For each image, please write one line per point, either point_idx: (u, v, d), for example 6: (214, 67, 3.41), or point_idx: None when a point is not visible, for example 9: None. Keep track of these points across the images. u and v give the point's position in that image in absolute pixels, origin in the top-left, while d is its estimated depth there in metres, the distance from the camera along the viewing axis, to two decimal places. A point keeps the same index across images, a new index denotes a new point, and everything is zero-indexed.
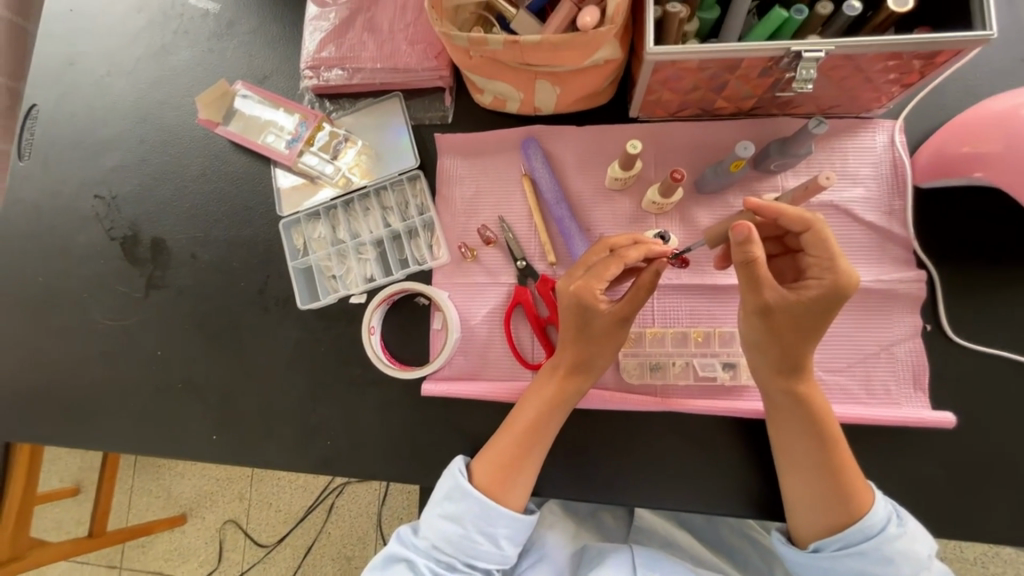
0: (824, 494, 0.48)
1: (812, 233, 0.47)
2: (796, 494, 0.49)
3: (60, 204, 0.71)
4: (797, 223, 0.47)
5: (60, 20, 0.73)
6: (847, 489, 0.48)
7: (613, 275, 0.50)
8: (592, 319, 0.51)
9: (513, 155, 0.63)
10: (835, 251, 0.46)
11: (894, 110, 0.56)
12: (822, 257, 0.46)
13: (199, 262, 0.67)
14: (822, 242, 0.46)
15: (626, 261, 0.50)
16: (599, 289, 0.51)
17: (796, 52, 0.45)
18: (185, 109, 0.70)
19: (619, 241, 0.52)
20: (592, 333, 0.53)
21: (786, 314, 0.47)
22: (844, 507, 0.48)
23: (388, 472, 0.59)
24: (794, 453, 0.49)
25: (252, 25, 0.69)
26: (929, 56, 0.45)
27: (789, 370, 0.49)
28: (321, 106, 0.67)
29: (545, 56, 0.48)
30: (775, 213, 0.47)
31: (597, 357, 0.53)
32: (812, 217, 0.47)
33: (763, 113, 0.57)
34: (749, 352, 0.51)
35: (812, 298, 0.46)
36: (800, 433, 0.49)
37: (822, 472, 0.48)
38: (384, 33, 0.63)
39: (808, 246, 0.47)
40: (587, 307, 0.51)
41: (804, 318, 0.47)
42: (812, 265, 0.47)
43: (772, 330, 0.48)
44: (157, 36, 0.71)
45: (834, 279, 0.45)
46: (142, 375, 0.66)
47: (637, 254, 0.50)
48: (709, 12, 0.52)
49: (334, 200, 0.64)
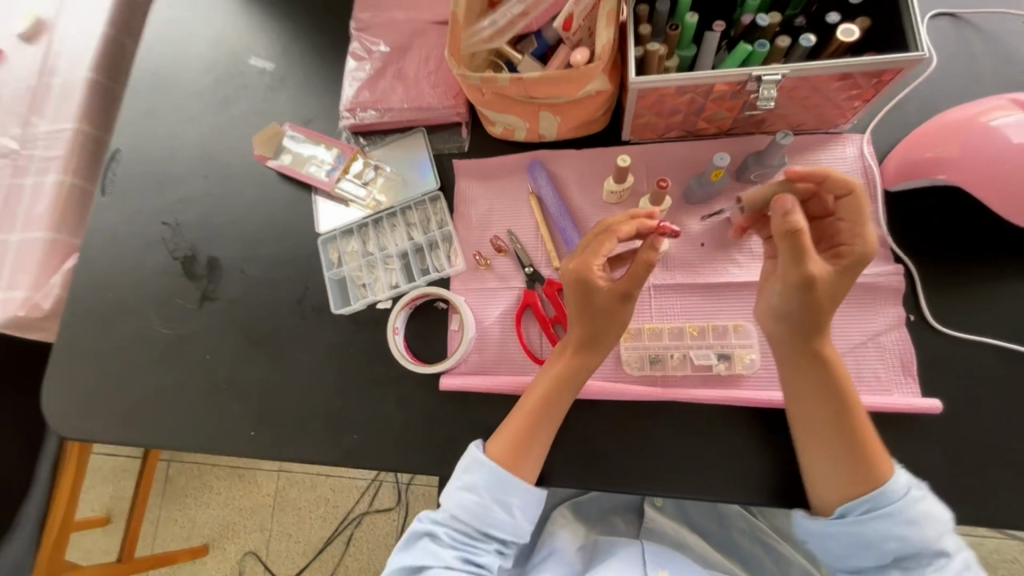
0: (847, 459, 0.51)
1: (852, 197, 0.51)
2: (816, 459, 0.52)
3: (133, 230, 0.82)
4: (839, 187, 0.52)
5: (145, 81, 0.88)
6: (868, 451, 0.51)
7: (608, 250, 0.56)
8: (595, 295, 0.56)
9: (522, 177, 0.71)
10: (866, 218, 0.51)
11: (860, 125, 0.62)
12: (855, 223, 0.51)
13: (247, 276, 0.76)
14: (859, 207, 0.51)
15: (618, 234, 0.55)
16: (597, 265, 0.56)
17: (757, 76, 0.53)
18: (241, 148, 0.82)
19: (617, 220, 0.56)
20: (597, 310, 0.56)
21: (823, 282, 0.50)
22: (865, 471, 0.51)
23: (409, 463, 0.63)
24: (813, 417, 0.52)
25: (300, 78, 0.82)
26: (878, 74, 0.52)
27: (809, 336, 0.52)
28: (356, 141, 0.78)
29: (545, 90, 0.57)
30: (816, 181, 0.52)
31: (605, 333, 0.57)
32: (851, 183, 0.51)
33: (741, 132, 0.64)
34: (778, 322, 0.54)
35: (845, 264, 0.50)
36: (818, 398, 0.52)
37: (843, 437, 0.51)
38: (411, 80, 0.74)
39: (845, 212, 0.52)
40: (588, 284, 0.56)
41: (836, 288, 0.51)
42: (845, 231, 0.52)
43: (808, 301, 0.51)
44: (221, 90, 0.85)
45: (866, 244, 0.50)
46: (190, 378, 0.73)
47: (631, 229, 0.55)
48: (687, 50, 0.60)
49: (365, 219, 0.73)
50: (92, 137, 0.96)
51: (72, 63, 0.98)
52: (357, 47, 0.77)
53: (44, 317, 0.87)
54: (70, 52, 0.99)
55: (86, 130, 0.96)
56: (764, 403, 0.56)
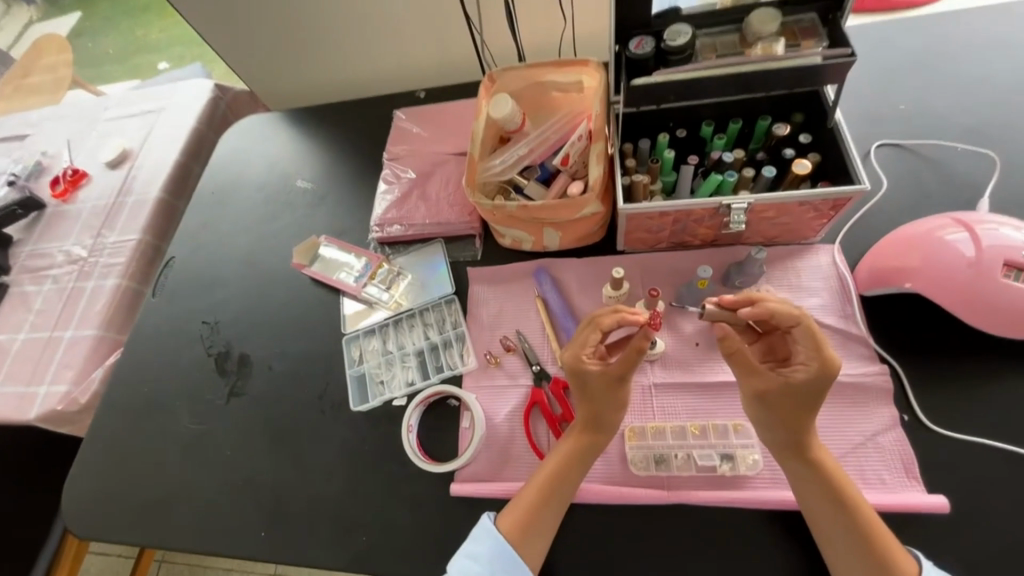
0: (870, 561, 0.49)
1: (801, 328, 0.54)
2: (841, 564, 0.50)
3: (176, 329, 0.90)
4: (788, 319, 0.55)
5: (206, 200, 1.03)
6: (887, 551, 0.50)
7: (594, 340, 0.61)
8: (590, 380, 0.60)
9: (528, 281, 0.79)
10: (820, 342, 0.53)
11: (830, 237, 0.70)
12: (809, 349, 0.54)
13: (275, 372, 0.81)
14: (812, 335, 0.54)
15: (603, 325, 0.60)
16: (586, 353, 0.61)
17: (727, 204, 0.62)
18: (281, 256, 0.93)
19: (602, 313, 0.61)
20: (596, 394, 0.60)
21: (784, 395, 0.54)
22: (893, 572, 0.49)
23: (417, 569, 0.63)
24: (823, 523, 0.52)
25: (338, 197, 0.95)
26: (831, 202, 0.61)
27: (800, 441, 0.54)
28: (382, 250, 0.88)
29: (546, 213, 0.67)
30: (767, 312, 0.55)
31: (607, 416, 0.60)
32: (800, 314, 0.55)
33: (723, 243, 0.72)
34: (762, 429, 0.57)
35: (803, 379, 0.53)
36: (822, 505, 0.52)
37: (858, 540, 0.50)
38: (432, 200, 0.86)
39: (800, 339, 0.54)
40: (581, 372, 0.60)
41: (805, 396, 0.54)
42: (801, 353, 0.55)
43: (777, 409, 0.55)
44: (269, 207, 0.99)
45: (823, 364, 0.53)
46: (212, 474, 0.76)
47: (613, 321, 0.60)
48: (669, 175, 0.70)
49: (386, 320, 0.81)
50: (152, 246, 1.10)
51: (145, 185, 1.15)
52: (388, 173, 0.91)
53: (81, 410, 0.92)
54: (146, 176, 1.17)
55: (148, 239, 1.10)
56: (772, 505, 0.57)
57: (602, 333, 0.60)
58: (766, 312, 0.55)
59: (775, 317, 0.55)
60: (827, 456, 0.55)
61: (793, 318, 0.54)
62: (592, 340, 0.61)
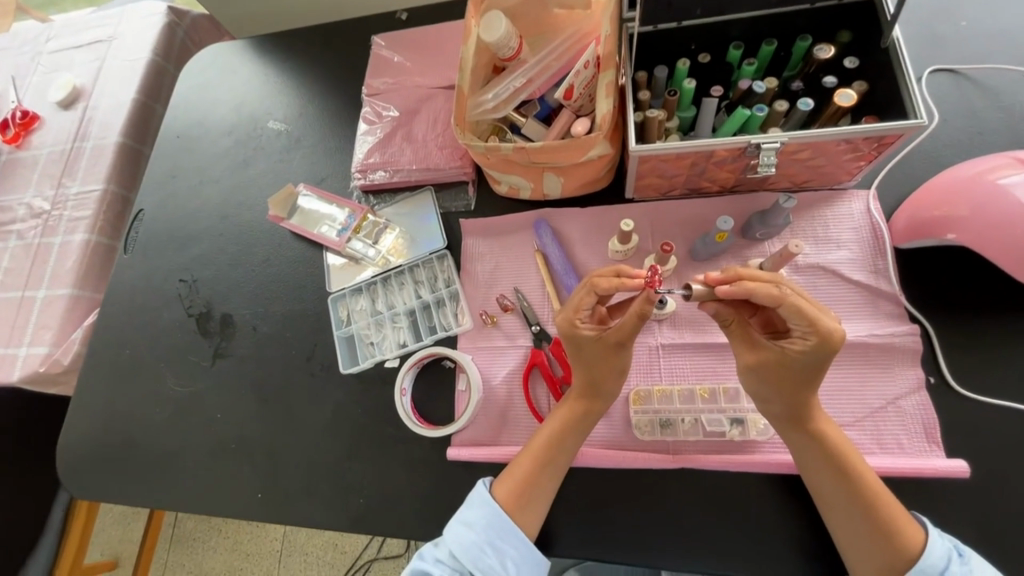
0: (874, 531, 0.47)
1: (784, 307, 0.47)
2: (844, 534, 0.48)
3: (150, 287, 0.84)
4: (767, 299, 0.47)
5: (170, 144, 0.93)
6: (892, 523, 0.47)
7: (589, 304, 0.54)
8: (586, 345, 0.55)
9: (527, 234, 0.72)
10: (813, 318, 0.46)
11: (864, 182, 0.63)
12: (802, 324, 0.47)
13: (258, 333, 0.76)
14: (796, 309, 0.46)
15: (597, 290, 0.53)
16: (580, 317, 0.55)
17: (757, 144, 0.54)
18: (257, 207, 0.85)
19: (603, 272, 0.54)
20: (592, 361, 0.56)
21: (777, 368, 0.50)
22: (898, 542, 0.47)
23: (416, 530, 0.62)
24: (824, 493, 0.49)
25: (315, 139, 0.86)
26: (879, 139, 0.52)
27: (801, 412, 0.51)
28: (366, 200, 0.80)
29: (548, 156, 0.59)
30: (744, 292, 0.47)
31: (607, 384, 0.57)
32: (779, 294, 0.47)
33: (744, 190, 0.65)
34: (761, 400, 0.53)
35: (798, 351, 0.48)
36: (824, 476, 0.49)
37: (861, 511, 0.48)
38: (419, 142, 0.77)
39: (787, 316, 0.47)
40: (575, 336, 0.55)
41: (805, 369, 0.48)
42: (795, 328, 0.48)
43: (772, 382, 0.51)
44: (240, 152, 0.89)
45: (819, 338, 0.46)
46: (199, 438, 0.72)
47: (610, 285, 0.52)
48: (687, 111, 0.62)
49: (373, 278, 0.75)
50: (119, 197, 1.02)
51: (104, 128, 1.04)
52: (369, 111, 0.81)
53: (65, 372, 0.89)
54: (103, 117, 1.05)
55: (114, 190, 1.01)
56: (782, 469, 0.54)
57: (598, 297, 0.54)
58: (742, 293, 0.48)
59: (752, 298, 0.48)
60: (832, 427, 0.52)
61: (770, 299, 0.47)
62: (585, 305, 0.54)
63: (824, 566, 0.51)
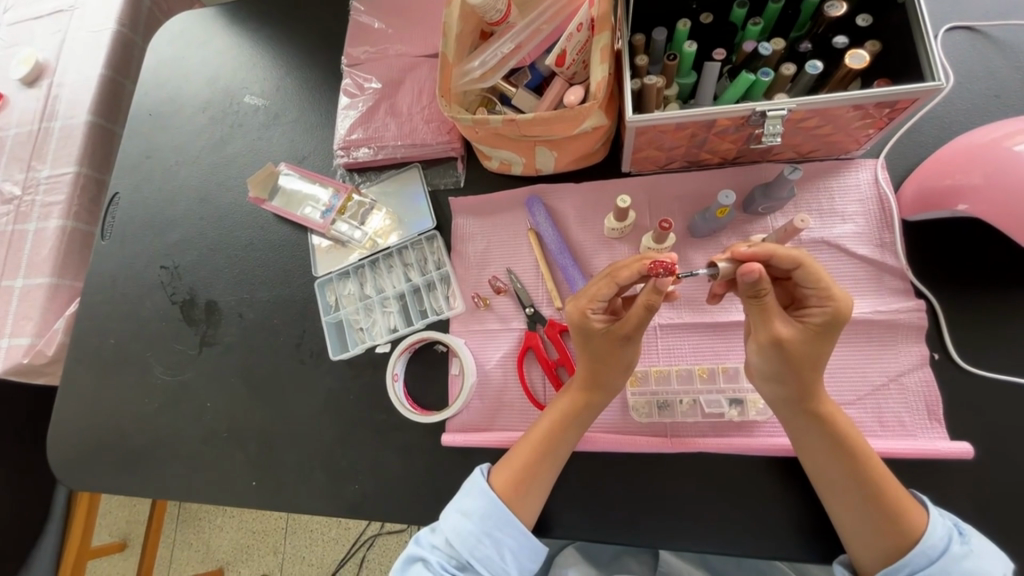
0: (875, 513, 0.47)
1: (803, 269, 0.47)
2: (845, 519, 0.48)
3: (129, 274, 0.80)
4: (788, 261, 0.47)
5: (141, 122, 0.87)
6: (895, 504, 0.47)
7: (606, 294, 0.53)
8: (595, 338, 0.54)
9: (520, 213, 0.69)
10: (829, 284, 0.46)
11: (872, 151, 0.60)
12: (818, 290, 0.47)
13: (245, 320, 0.73)
14: (816, 275, 0.46)
15: (619, 280, 0.52)
16: (593, 307, 0.54)
17: (761, 111, 0.50)
18: (238, 188, 0.81)
19: (625, 261, 0.53)
20: (597, 354, 0.55)
21: (796, 347, 0.48)
22: (900, 525, 0.46)
23: (412, 516, 0.61)
24: (827, 478, 0.48)
25: (295, 115, 0.81)
26: (891, 104, 0.49)
27: (806, 396, 0.49)
28: (351, 179, 0.76)
29: (539, 129, 0.55)
30: (767, 252, 0.47)
31: (610, 377, 0.56)
32: (799, 255, 0.46)
33: (746, 161, 0.63)
34: (764, 383, 0.51)
35: (814, 326, 0.47)
36: (829, 461, 0.49)
37: (863, 493, 0.47)
38: (404, 116, 0.72)
39: (802, 282, 0.47)
40: (585, 327, 0.54)
41: (814, 345, 0.48)
42: (810, 296, 0.48)
43: (787, 363, 0.48)
44: (217, 130, 0.84)
45: (835, 306, 0.46)
46: (191, 428, 0.70)
47: (634, 274, 0.51)
48: (687, 77, 0.59)
49: (361, 261, 0.72)
50: (93, 180, 0.97)
51: (71, 106, 0.99)
52: (349, 83, 0.76)
53: (49, 363, 0.86)
54: (70, 94, 0.99)
55: (87, 172, 0.97)
56: (782, 450, 0.54)
57: (618, 287, 0.53)
58: (766, 253, 0.47)
59: (773, 260, 0.47)
60: (835, 410, 0.51)
61: (791, 259, 0.47)
62: (603, 295, 0.53)
63: (821, 543, 0.51)
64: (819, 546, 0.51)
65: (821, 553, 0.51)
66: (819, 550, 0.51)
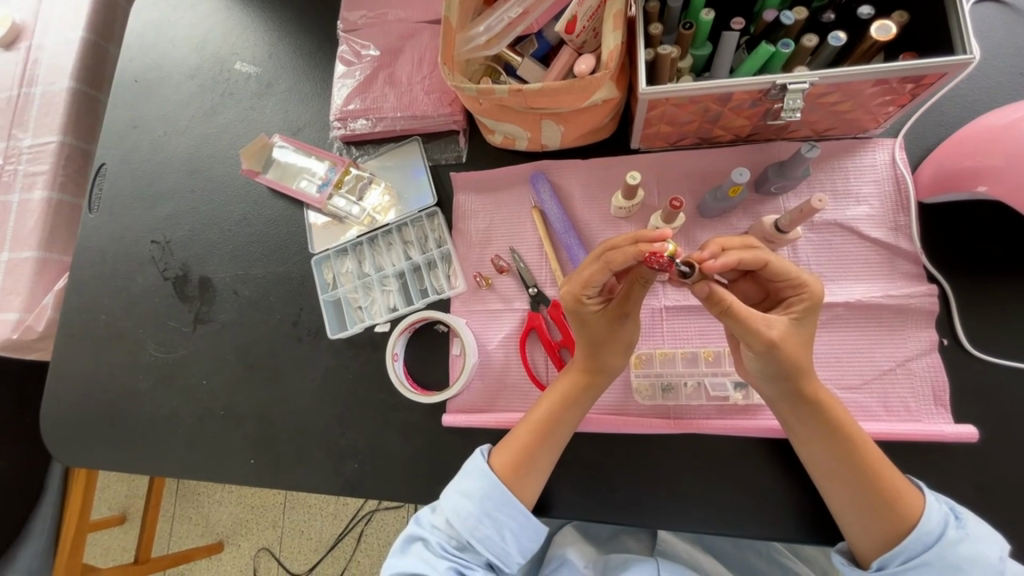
0: (877, 506, 0.47)
1: (771, 265, 0.47)
2: (844, 508, 0.48)
3: (118, 249, 0.77)
4: (752, 262, 0.47)
5: (127, 89, 0.83)
6: (896, 495, 0.47)
7: (600, 280, 0.50)
8: (589, 320, 0.53)
9: (524, 190, 0.67)
10: (796, 275, 0.47)
11: (891, 130, 0.58)
12: (790, 280, 0.48)
13: (240, 297, 0.71)
14: (782, 267, 0.47)
15: (610, 265, 0.49)
16: (586, 293, 0.52)
17: (782, 85, 0.48)
18: (230, 160, 0.77)
19: (620, 242, 0.49)
20: (594, 337, 0.54)
21: (788, 345, 0.47)
22: (897, 512, 0.46)
23: (413, 495, 0.61)
24: (827, 471, 0.48)
25: (289, 83, 0.77)
26: (917, 80, 0.47)
27: (803, 389, 0.48)
28: (348, 153, 0.73)
29: (548, 101, 0.52)
30: (736, 259, 0.46)
31: (609, 358, 0.55)
32: (765, 252, 0.47)
33: (760, 139, 0.61)
34: (761, 381, 0.50)
35: (800, 317, 0.48)
36: (824, 450, 0.48)
37: (861, 483, 0.47)
38: (403, 86, 0.69)
39: (773, 277, 0.48)
40: (580, 312, 0.53)
41: (801, 338, 0.48)
42: (784, 289, 0.48)
43: (788, 363, 0.47)
44: (207, 98, 0.80)
45: (810, 293, 0.47)
46: (187, 406, 0.69)
47: (628, 258, 0.47)
48: (702, 49, 0.56)
49: (359, 238, 0.70)
50: (78, 149, 0.94)
51: (52, 71, 0.94)
52: (346, 50, 0.72)
53: (40, 339, 0.84)
54: (51, 59, 0.94)
55: (71, 142, 0.93)
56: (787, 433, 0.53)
57: (612, 272, 0.50)
58: (733, 260, 0.46)
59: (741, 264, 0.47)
60: (832, 399, 0.49)
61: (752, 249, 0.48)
62: (596, 280, 0.50)
63: (821, 526, 0.51)
64: (819, 528, 0.51)
65: (822, 536, 0.51)
66: (819, 532, 0.51)
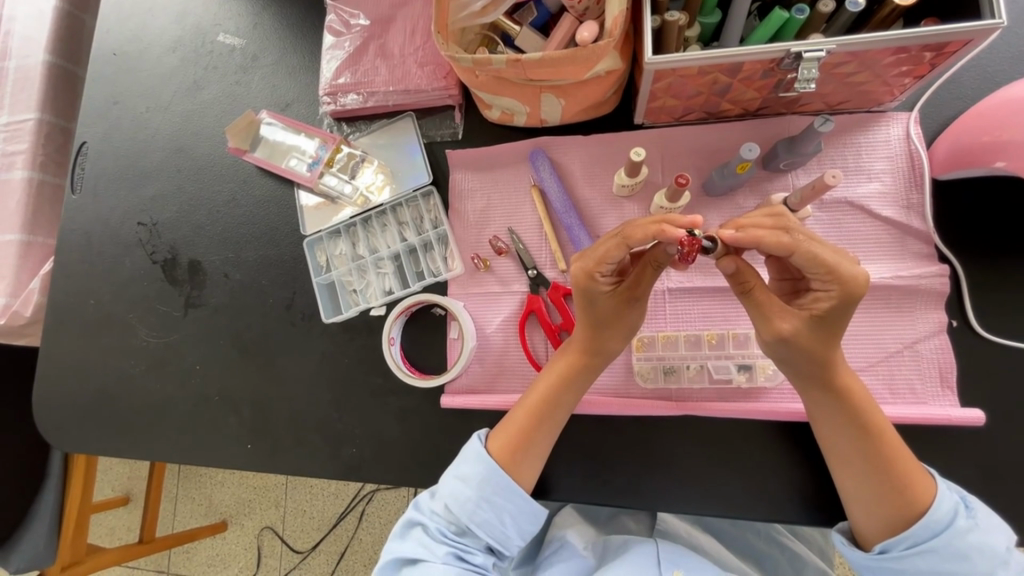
0: (882, 490, 0.46)
1: (797, 255, 0.44)
2: (850, 488, 0.48)
3: (104, 231, 0.75)
4: (778, 250, 0.44)
5: (106, 63, 0.79)
6: (906, 480, 0.46)
7: (616, 257, 0.48)
8: (598, 301, 0.51)
9: (522, 168, 0.65)
10: (831, 265, 0.43)
11: (907, 103, 0.56)
12: (821, 272, 0.44)
13: (231, 281, 0.69)
14: (814, 261, 0.43)
15: (629, 240, 0.46)
16: (602, 270, 0.49)
17: (796, 54, 0.45)
18: (216, 138, 0.74)
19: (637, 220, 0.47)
20: (600, 316, 0.52)
21: (804, 335, 0.46)
22: (906, 496, 0.46)
23: (412, 480, 0.61)
24: (838, 450, 0.48)
25: (275, 56, 0.73)
26: (939, 48, 0.45)
27: (828, 367, 0.47)
28: (339, 129, 0.70)
29: (546, 72, 0.49)
30: (755, 238, 0.44)
31: (610, 339, 0.53)
32: (792, 241, 0.43)
33: (769, 113, 0.58)
34: (780, 365, 0.49)
35: (822, 314, 0.45)
36: (841, 428, 0.48)
37: (870, 467, 0.47)
38: (395, 58, 0.66)
39: (804, 267, 0.44)
40: (591, 292, 0.51)
41: (826, 333, 0.46)
42: (813, 279, 0.45)
43: (801, 353, 0.47)
44: (190, 72, 0.76)
45: (842, 288, 0.44)
46: (182, 390, 0.68)
47: (648, 236, 0.45)
48: (710, 16, 0.53)
49: (353, 218, 0.67)
50: (57, 128, 0.90)
51: (26, 44, 0.89)
52: (334, 19, 0.68)
53: (28, 324, 0.82)
54: (23, 30, 0.90)
55: (50, 119, 0.89)
56: (791, 416, 0.53)
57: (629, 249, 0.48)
58: (752, 240, 0.44)
59: (761, 247, 0.44)
60: (855, 381, 0.49)
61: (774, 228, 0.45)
62: (612, 257, 0.48)
63: (821, 509, 0.51)
64: (820, 509, 0.51)
65: (823, 517, 0.51)
66: (819, 513, 0.51)
